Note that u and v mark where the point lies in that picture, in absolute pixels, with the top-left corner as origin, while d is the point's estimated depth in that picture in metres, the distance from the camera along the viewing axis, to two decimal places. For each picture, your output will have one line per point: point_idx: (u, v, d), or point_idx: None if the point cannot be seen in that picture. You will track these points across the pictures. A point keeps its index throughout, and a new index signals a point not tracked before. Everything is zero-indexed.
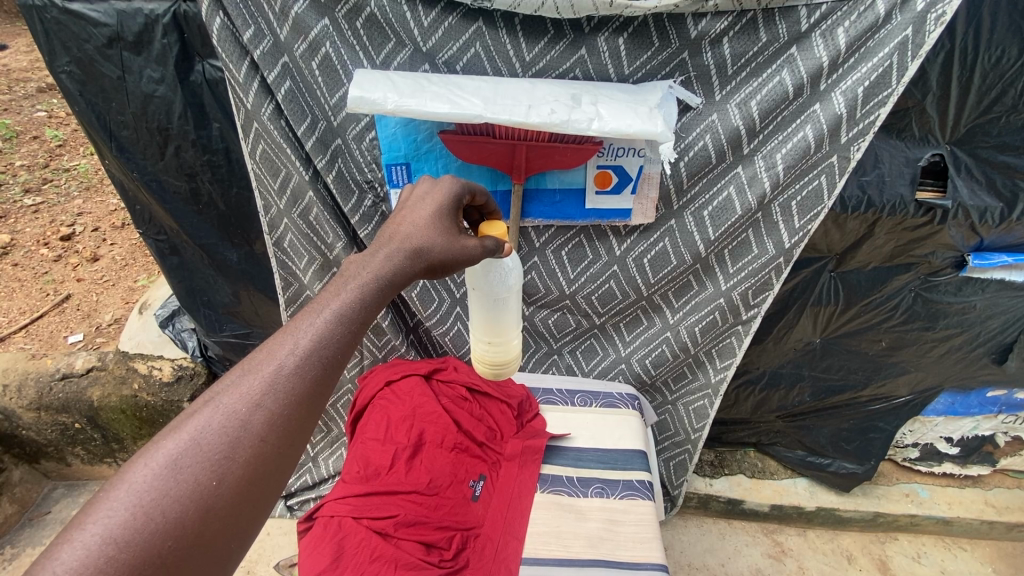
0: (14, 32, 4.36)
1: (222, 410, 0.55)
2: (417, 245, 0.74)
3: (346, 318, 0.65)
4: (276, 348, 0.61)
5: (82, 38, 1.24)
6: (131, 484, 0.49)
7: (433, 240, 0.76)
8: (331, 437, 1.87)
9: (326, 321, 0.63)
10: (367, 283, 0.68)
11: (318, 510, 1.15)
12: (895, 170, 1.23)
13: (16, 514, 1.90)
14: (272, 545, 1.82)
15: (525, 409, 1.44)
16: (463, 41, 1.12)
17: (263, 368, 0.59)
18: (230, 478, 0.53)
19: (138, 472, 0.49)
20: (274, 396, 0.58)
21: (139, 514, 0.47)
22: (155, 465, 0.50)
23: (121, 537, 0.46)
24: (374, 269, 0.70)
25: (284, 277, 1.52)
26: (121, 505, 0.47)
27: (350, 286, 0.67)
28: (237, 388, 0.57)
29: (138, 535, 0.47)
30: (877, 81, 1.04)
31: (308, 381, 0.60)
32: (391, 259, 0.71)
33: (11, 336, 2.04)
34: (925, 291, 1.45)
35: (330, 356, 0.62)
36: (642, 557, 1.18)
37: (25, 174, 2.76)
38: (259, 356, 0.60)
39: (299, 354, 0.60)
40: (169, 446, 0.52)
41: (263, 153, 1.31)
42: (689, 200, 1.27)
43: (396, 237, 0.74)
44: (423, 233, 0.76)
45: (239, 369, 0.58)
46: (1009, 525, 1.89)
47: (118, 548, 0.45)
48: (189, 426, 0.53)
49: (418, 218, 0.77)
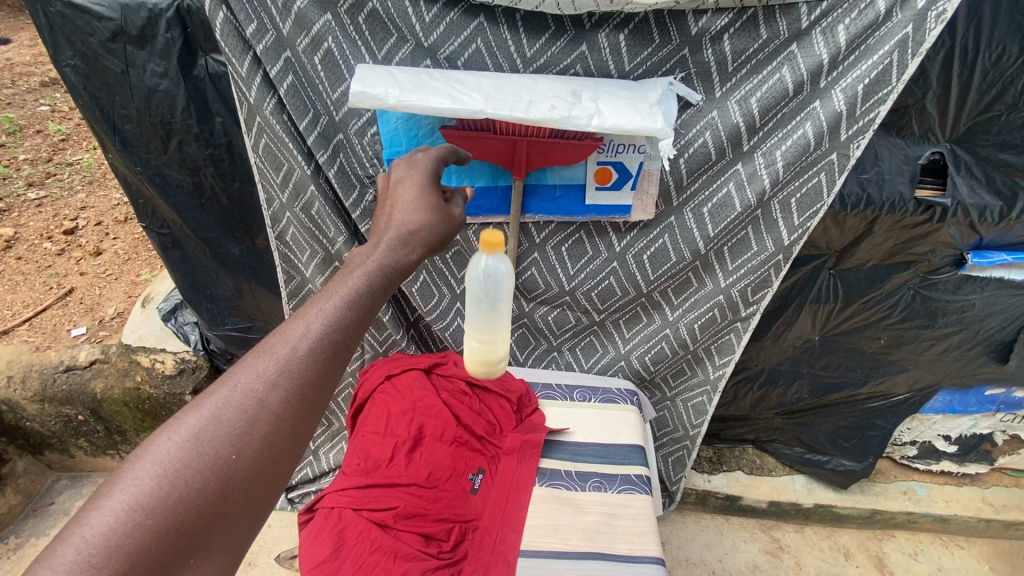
0: (16, 26, 4.35)
1: (239, 388, 0.57)
2: (412, 229, 0.76)
3: (356, 303, 0.67)
4: (289, 332, 0.63)
5: (86, 32, 1.25)
6: (157, 455, 0.52)
7: (416, 211, 0.78)
8: (331, 431, 1.88)
9: (335, 305, 0.65)
10: (373, 270, 0.70)
11: (318, 502, 1.16)
12: (895, 168, 1.23)
13: (20, 504, 1.92)
14: (273, 537, 1.84)
15: (524, 404, 1.44)
16: (465, 37, 1.12)
17: (277, 350, 0.61)
18: (247, 453, 0.55)
19: (163, 445, 0.52)
20: (289, 376, 0.60)
21: (163, 483, 0.50)
22: (178, 439, 0.53)
23: (147, 504, 0.49)
24: (378, 256, 0.72)
25: (286, 271, 1.53)
26: (146, 475, 0.50)
27: (357, 273, 0.69)
28: (253, 367, 0.59)
29: (162, 503, 0.50)
30: (876, 79, 1.05)
31: (320, 363, 0.62)
32: (391, 246, 0.73)
33: (16, 329, 2.06)
34: (925, 289, 1.45)
35: (341, 339, 0.64)
36: (639, 550, 1.19)
37: (28, 168, 2.77)
38: (275, 339, 0.62)
39: (311, 337, 0.62)
40: (191, 421, 0.54)
41: (266, 147, 1.31)
42: (689, 196, 1.27)
43: (391, 225, 0.76)
44: (415, 216, 0.77)
45: (255, 351, 0.61)
46: (1006, 523, 1.90)
47: (145, 514, 0.49)
48: (208, 403, 0.56)
49: (399, 199, 0.80)
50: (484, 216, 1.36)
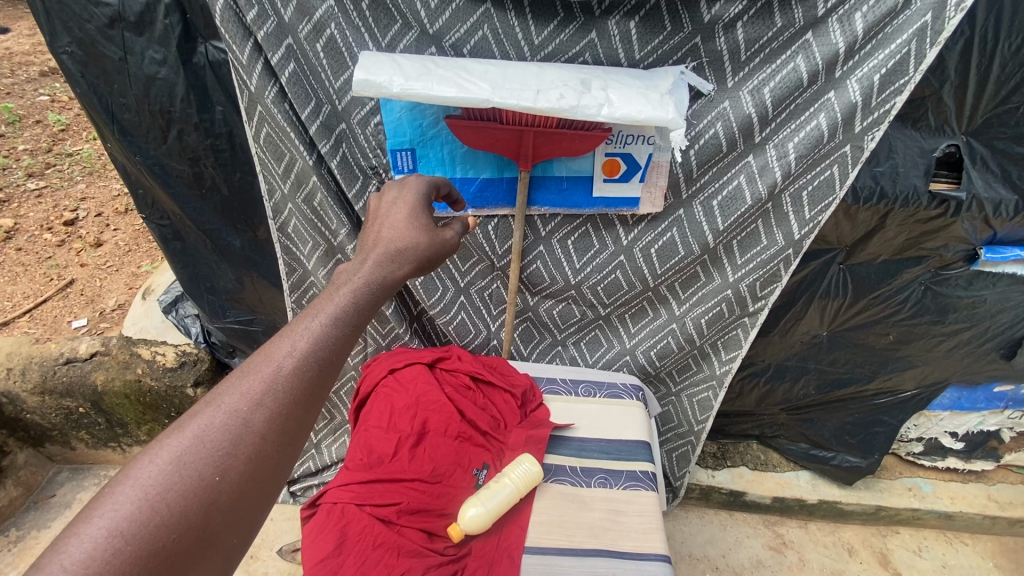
0: (15, 15, 4.31)
1: (224, 409, 0.59)
2: (400, 246, 0.86)
3: (338, 323, 0.71)
4: (273, 352, 0.65)
5: (83, 18, 1.22)
6: (139, 479, 0.52)
7: (411, 234, 0.89)
8: (334, 425, 1.87)
9: (319, 325, 0.69)
10: (358, 287, 0.77)
11: (322, 496, 1.15)
12: (910, 160, 1.21)
13: (21, 496, 1.92)
14: (275, 530, 1.84)
15: (530, 398, 1.42)
16: (471, 23, 1.10)
17: (262, 370, 0.63)
18: (232, 474, 0.56)
19: (144, 469, 0.52)
20: (273, 395, 0.62)
21: (146, 507, 0.50)
22: (159, 462, 0.53)
23: (129, 529, 0.49)
24: (363, 276, 0.79)
25: (288, 263, 1.51)
26: (126, 499, 0.50)
27: (340, 294, 0.75)
28: (238, 388, 0.61)
29: (144, 528, 0.49)
30: (894, 69, 1.02)
31: (305, 381, 0.65)
32: (380, 264, 0.82)
33: (16, 320, 2.04)
34: (935, 285, 1.43)
35: (324, 357, 0.67)
36: (646, 547, 1.18)
37: (28, 159, 2.75)
38: (259, 359, 0.64)
39: (296, 356, 0.65)
40: (174, 444, 0.55)
41: (267, 137, 1.29)
42: (698, 189, 1.25)
43: (380, 242, 0.86)
44: (402, 235, 0.88)
45: (239, 372, 0.62)
46: (1011, 521, 1.89)
47: (124, 540, 0.48)
48: (192, 426, 0.57)
49: (393, 220, 0.90)
50: (489, 209, 1.34)
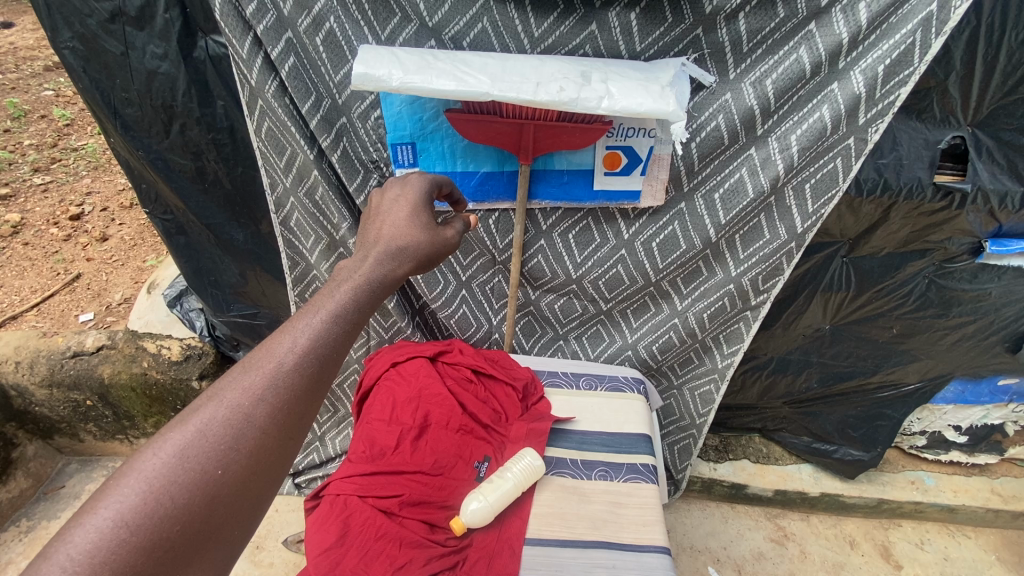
0: (20, 9, 4.33)
1: (225, 404, 0.60)
2: (402, 244, 0.87)
3: (339, 319, 0.72)
4: (274, 346, 0.66)
5: (84, 13, 1.22)
6: (141, 472, 0.52)
7: (409, 233, 0.89)
8: (338, 418, 1.88)
9: (320, 321, 0.70)
10: (359, 284, 0.77)
11: (325, 489, 1.16)
12: (914, 152, 1.19)
13: (31, 487, 1.95)
14: (281, 521, 1.86)
15: (530, 392, 1.43)
16: (471, 15, 1.09)
17: (263, 365, 0.64)
18: (234, 467, 0.57)
19: (147, 461, 0.53)
20: (274, 390, 0.62)
21: (149, 500, 0.51)
22: (163, 455, 0.54)
23: (133, 521, 0.50)
24: (363, 272, 0.80)
25: (291, 258, 1.52)
26: (131, 491, 0.51)
27: (341, 289, 0.76)
28: (240, 383, 0.61)
29: (148, 519, 0.50)
30: (899, 59, 1.01)
31: (305, 377, 0.65)
32: (380, 262, 0.82)
33: (24, 314, 2.07)
34: (940, 278, 1.42)
35: (325, 353, 0.68)
36: (646, 539, 1.19)
37: (33, 154, 2.76)
38: (260, 355, 0.65)
39: (297, 352, 0.66)
40: (176, 437, 0.55)
41: (269, 131, 1.29)
42: (699, 182, 1.24)
43: (381, 240, 0.87)
44: (402, 233, 0.88)
45: (240, 366, 0.63)
46: (1014, 514, 1.88)
47: (129, 531, 0.49)
48: (194, 420, 0.57)
49: (395, 219, 0.90)
50: (490, 202, 1.34)
